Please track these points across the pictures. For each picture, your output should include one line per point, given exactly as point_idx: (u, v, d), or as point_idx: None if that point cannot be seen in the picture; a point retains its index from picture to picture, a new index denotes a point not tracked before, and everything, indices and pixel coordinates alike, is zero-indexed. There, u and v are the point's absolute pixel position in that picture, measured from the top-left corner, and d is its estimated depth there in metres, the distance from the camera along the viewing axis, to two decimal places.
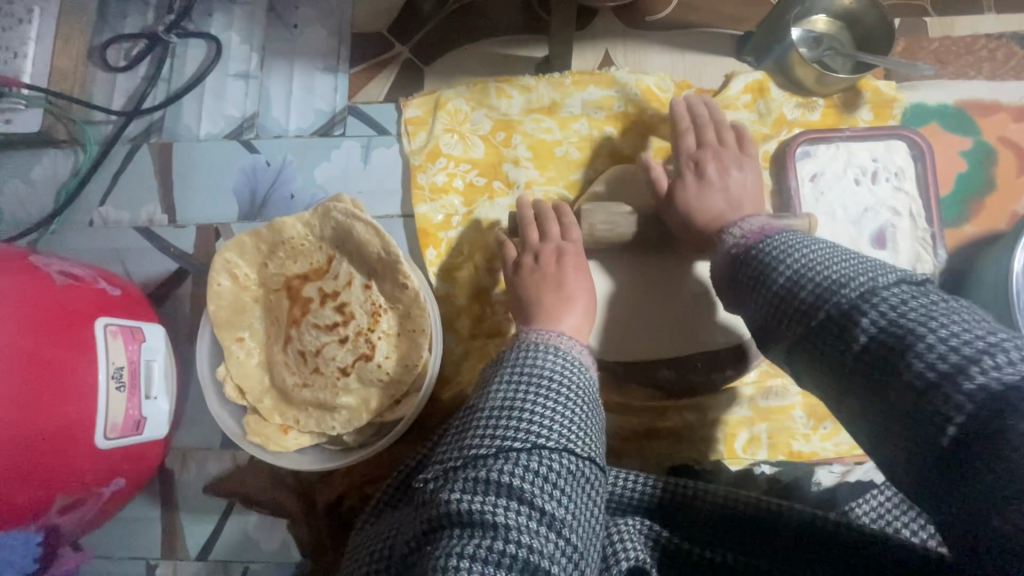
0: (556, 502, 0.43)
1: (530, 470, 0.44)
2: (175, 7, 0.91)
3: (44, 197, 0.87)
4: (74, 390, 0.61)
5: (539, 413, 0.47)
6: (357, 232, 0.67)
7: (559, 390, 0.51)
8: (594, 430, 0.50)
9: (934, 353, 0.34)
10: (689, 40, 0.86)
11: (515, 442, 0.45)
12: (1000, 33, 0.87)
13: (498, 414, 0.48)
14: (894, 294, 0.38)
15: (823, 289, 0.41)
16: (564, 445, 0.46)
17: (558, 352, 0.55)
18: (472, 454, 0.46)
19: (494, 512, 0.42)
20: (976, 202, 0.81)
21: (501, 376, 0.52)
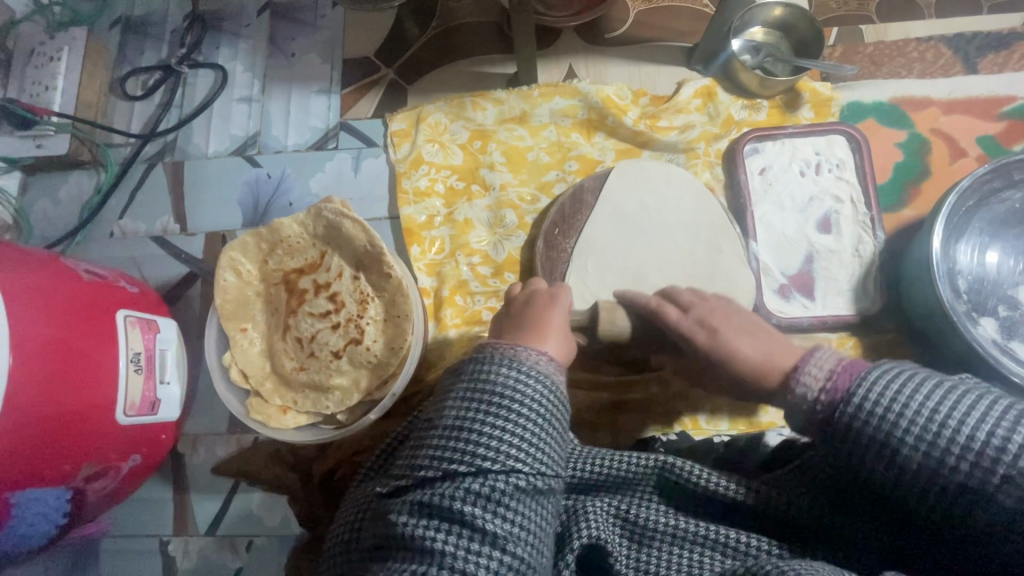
0: (499, 519, 0.50)
1: (473, 493, 0.50)
2: (187, 43, 1.03)
3: (70, 212, 0.97)
4: (100, 370, 0.69)
5: (486, 436, 0.52)
6: (346, 228, 0.76)
7: (509, 406, 0.53)
8: (545, 437, 0.53)
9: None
10: (644, 53, 0.96)
11: (461, 468, 0.51)
12: (929, 36, 0.95)
13: (449, 435, 0.53)
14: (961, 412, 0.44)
15: (967, 454, 0.42)
16: (507, 467, 0.51)
17: (514, 363, 0.55)
18: (423, 476, 0.52)
19: (435, 537, 0.50)
20: (913, 187, 0.88)
21: (457, 393, 0.55)
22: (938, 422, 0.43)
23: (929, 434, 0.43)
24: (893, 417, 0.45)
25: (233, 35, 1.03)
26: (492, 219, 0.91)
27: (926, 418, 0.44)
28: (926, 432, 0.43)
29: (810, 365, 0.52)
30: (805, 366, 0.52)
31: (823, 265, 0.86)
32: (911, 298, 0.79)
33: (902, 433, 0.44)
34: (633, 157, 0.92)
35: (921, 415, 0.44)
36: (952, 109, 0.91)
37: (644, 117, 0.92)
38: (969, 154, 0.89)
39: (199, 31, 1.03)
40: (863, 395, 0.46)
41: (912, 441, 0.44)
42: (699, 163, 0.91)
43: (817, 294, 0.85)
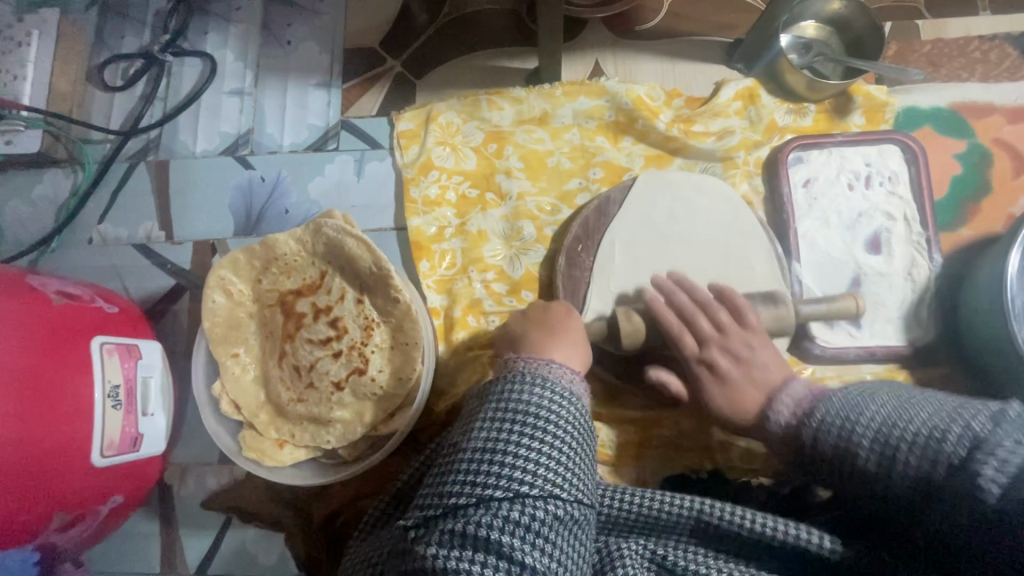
0: (538, 552, 0.43)
1: (509, 522, 0.44)
2: (171, 28, 0.93)
3: (44, 215, 0.88)
4: (66, 412, 0.61)
5: (521, 459, 0.47)
6: (348, 247, 0.68)
7: (545, 429, 0.49)
8: (581, 464, 0.49)
9: (994, 467, 0.40)
10: (678, 48, 0.87)
11: (495, 492, 0.45)
12: (992, 34, 0.86)
13: (482, 459, 0.47)
14: (1002, 447, 0.40)
15: (926, 458, 0.44)
16: (546, 492, 0.45)
17: (547, 381, 0.52)
18: (452, 504, 0.46)
19: (471, 569, 0.42)
20: (972, 204, 0.80)
21: (486, 415, 0.51)
22: (899, 428, 0.46)
23: (898, 445, 0.46)
24: (858, 428, 0.49)
25: (222, 19, 0.93)
26: (508, 231, 0.82)
27: (885, 436, 0.47)
28: (888, 441, 0.47)
29: (782, 394, 0.60)
30: (777, 401, 0.60)
31: (872, 288, 0.78)
32: (973, 330, 0.71)
33: (863, 436, 0.48)
34: (664, 165, 0.83)
35: (880, 424, 0.48)
36: (1018, 117, 0.82)
37: (678, 120, 0.83)
38: None
39: (184, 13, 0.93)
40: (822, 422, 0.53)
41: (874, 448, 0.47)
42: (737, 173, 0.82)
43: (864, 321, 0.77)
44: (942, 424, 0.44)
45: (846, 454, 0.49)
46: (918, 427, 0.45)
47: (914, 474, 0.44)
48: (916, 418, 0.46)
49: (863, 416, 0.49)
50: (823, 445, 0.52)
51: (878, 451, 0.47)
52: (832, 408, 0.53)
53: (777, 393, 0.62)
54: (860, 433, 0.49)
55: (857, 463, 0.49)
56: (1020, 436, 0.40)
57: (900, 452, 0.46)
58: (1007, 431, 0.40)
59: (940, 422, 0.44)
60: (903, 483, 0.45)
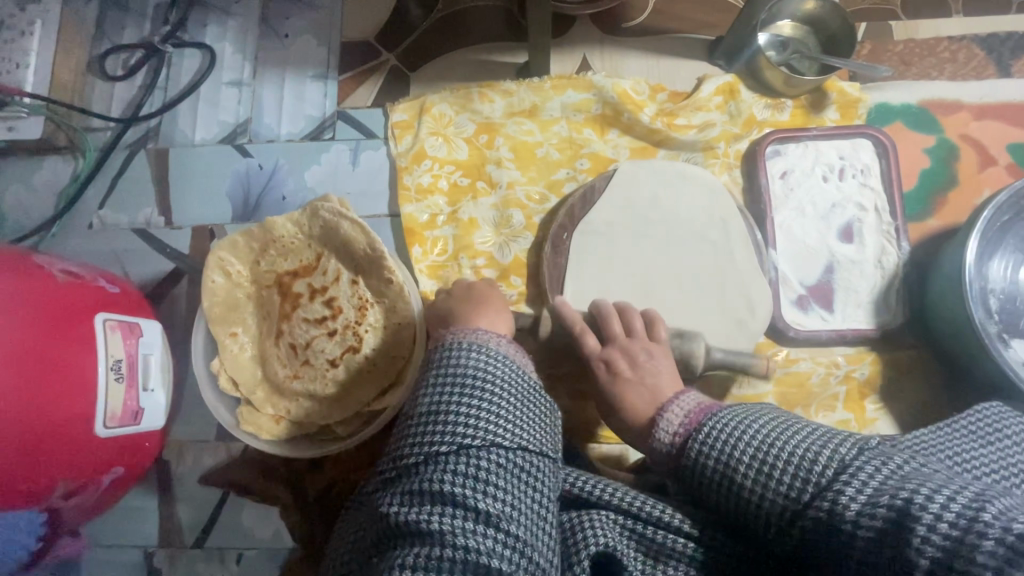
0: (489, 498, 0.46)
1: (459, 474, 0.47)
2: (171, 20, 0.96)
3: (45, 200, 0.91)
4: (77, 382, 0.64)
5: (463, 416, 0.49)
6: (344, 230, 0.70)
7: (482, 387, 0.51)
8: (522, 414, 0.52)
9: (937, 518, 0.38)
10: (662, 46, 0.90)
11: (441, 448, 0.48)
12: (960, 35, 0.91)
13: (428, 421, 0.50)
14: (868, 468, 0.44)
15: (801, 475, 0.47)
16: (488, 442, 0.48)
17: (481, 346, 0.55)
18: (407, 464, 0.49)
19: (430, 519, 0.45)
20: (940, 196, 0.85)
21: (429, 381, 0.53)
22: (772, 450, 0.49)
23: (776, 467, 0.48)
24: (739, 441, 0.51)
25: (221, 13, 0.96)
26: (498, 219, 0.86)
27: (762, 449, 0.50)
28: (764, 462, 0.49)
29: (670, 408, 0.59)
30: (667, 412, 0.59)
31: (844, 275, 0.82)
32: (938, 314, 0.75)
33: (742, 464, 0.50)
34: (649, 157, 0.86)
35: (756, 445, 0.50)
36: (983, 114, 0.87)
37: (661, 114, 0.87)
38: (999, 163, 0.85)
39: (184, 7, 0.96)
40: (710, 432, 0.54)
41: (754, 468, 0.49)
42: (717, 164, 0.86)
43: (836, 306, 0.81)
44: (817, 448, 0.48)
45: (726, 477, 0.51)
46: (792, 451, 0.48)
47: (785, 498, 0.47)
48: (795, 441, 0.49)
49: (745, 433, 0.52)
50: (704, 473, 0.52)
51: (755, 476, 0.49)
52: (720, 421, 0.54)
53: (664, 403, 0.60)
54: (742, 449, 0.51)
55: (740, 493, 0.50)
56: (943, 492, 0.40)
57: (777, 473, 0.48)
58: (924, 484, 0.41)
59: (815, 445, 0.48)
60: (775, 510, 0.48)
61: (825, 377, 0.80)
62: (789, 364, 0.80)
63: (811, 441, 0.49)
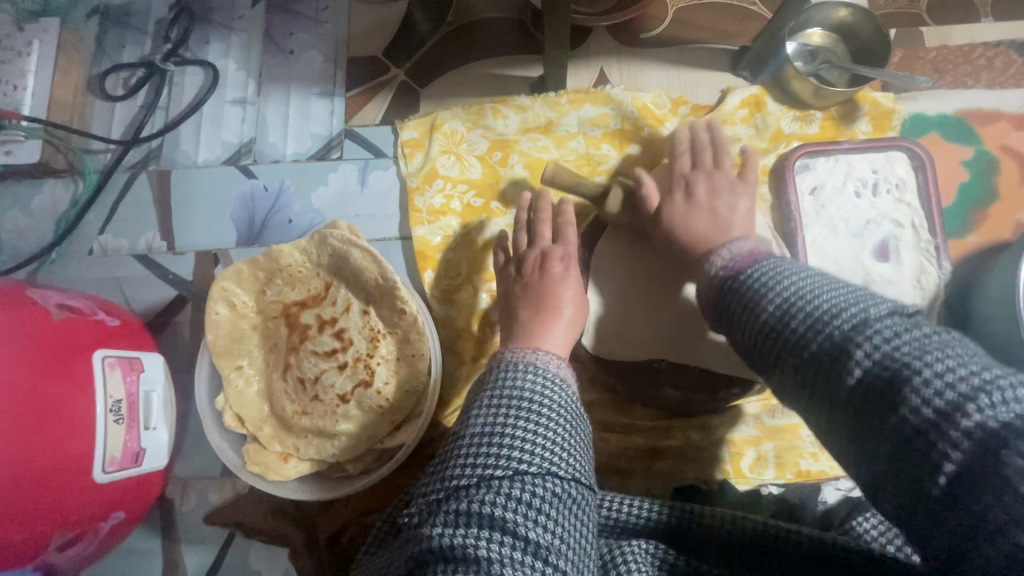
0: (541, 528, 0.40)
1: (512, 498, 0.41)
2: (172, 37, 0.93)
3: (44, 226, 0.87)
4: (72, 426, 0.60)
5: (519, 438, 0.45)
6: (353, 258, 0.67)
7: (541, 413, 0.48)
8: (580, 447, 0.48)
9: (930, 390, 0.29)
10: (682, 56, 0.86)
11: (496, 471, 0.43)
12: (997, 41, 0.86)
13: (480, 441, 0.45)
14: (890, 329, 0.32)
15: (805, 448, 0.43)
16: (545, 469, 0.43)
17: (538, 369, 0.52)
18: (453, 486, 0.43)
19: (477, 545, 0.39)
20: (981, 211, 0.80)
21: (482, 403, 0.49)
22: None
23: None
24: (776, 287, 0.40)
25: (224, 28, 0.93)
26: None
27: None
28: (794, 303, 0.38)
29: (720, 251, 0.51)
30: (715, 253, 0.50)
31: (881, 297, 0.78)
32: (984, 338, 0.71)
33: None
34: None
35: (797, 289, 0.39)
36: None
37: None
38: None
39: (185, 23, 0.93)
40: (746, 280, 0.44)
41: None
42: None
43: None
44: (851, 300, 0.35)
45: (752, 308, 0.41)
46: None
47: (799, 343, 0.36)
48: (829, 289, 0.37)
49: (786, 280, 0.40)
50: (735, 303, 0.43)
51: (780, 313, 0.38)
52: (767, 267, 0.43)
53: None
54: (772, 296, 0.40)
55: (760, 320, 0.40)
56: (906, 328, 0.32)
57: (795, 317, 0.37)
58: (901, 321, 0.33)
59: (850, 297, 0.36)
60: (789, 347, 0.37)
61: None
62: None
63: (841, 292, 0.36)
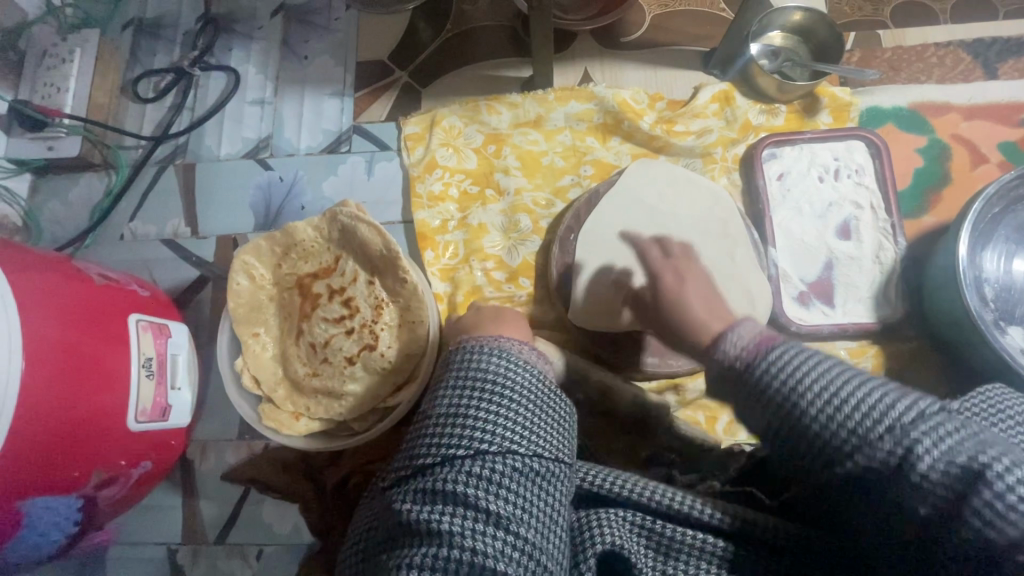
0: (501, 500, 0.47)
1: (472, 476, 0.47)
2: (199, 46, 1.03)
3: (80, 215, 0.96)
4: (112, 376, 0.68)
5: (479, 420, 0.50)
6: (361, 233, 0.75)
7: (501, 394, 0.52)
8: (543, 423, 0.52)
9: (1006, 484, 0.35)
10: (659, 58, 0.95)
11: (457, 451, 0.49)
12: (947, 41, 0.95)
13: (444, 423, 0.51)
14: (942, 426, 0.37)
15: (872, 426, 0.39)
16: (503, 448, 0.48)
17: (503, 352, 0.55)
18: (422, 464, 0.50)
19: (440, 520, 0.46)
20: (934, 193, 0.87)
21: (448, 385, 0.54)
22: (846, 399, 0.40)
23: (843, 418, 0.40)
24: (808, 390, 0.42)
25: (245, 37, 1.03)
26: (506, 223, 0.89)
27: (834, 394, 0.41)
28: (839, 399, 0.41)
29: (738, 327, 0.49)
30: (729, 334, 0.49)
31: (843, 272, 0.84)
32: (935, 304, 0.77)
33: (809, 404, 0.41)
34: None
35: (825, 386, 0.41)
36: (972, 115, 0.90)
37: (661, 121, 0.91)
38: (991, 161, 0.88)
39: (211, 33, 1.03)
40: (771, 369, 0.44)
41: (823, 419, 0.41)
42: (716, 168, 0.90)
43: (837, 301, 0.83)
44: (898, 396, 0.39)
45: (788, 404, 0.42)
46: (866, 400, 0.40)
47: (857, 435, 0.39)
48: (869, 381, 0.41)
49: (812, 369, 0.42)
50: (766, 390, 0.44)
51: (826, 414, 0.41)
52: (795, 355, 0.44)
53: (720, 331, 0.50)
54: (808, 386, 0.42)
55: (799, 421, 0.42)
56: (958, 424, 0.38)
57: (853, 412, 0.40)
58: (950, 418, 0.38)
59: (897, 394, 0.40)
60: (837, 444, 0.40)
61: None
62: None
63: (891, 390, 0.40)
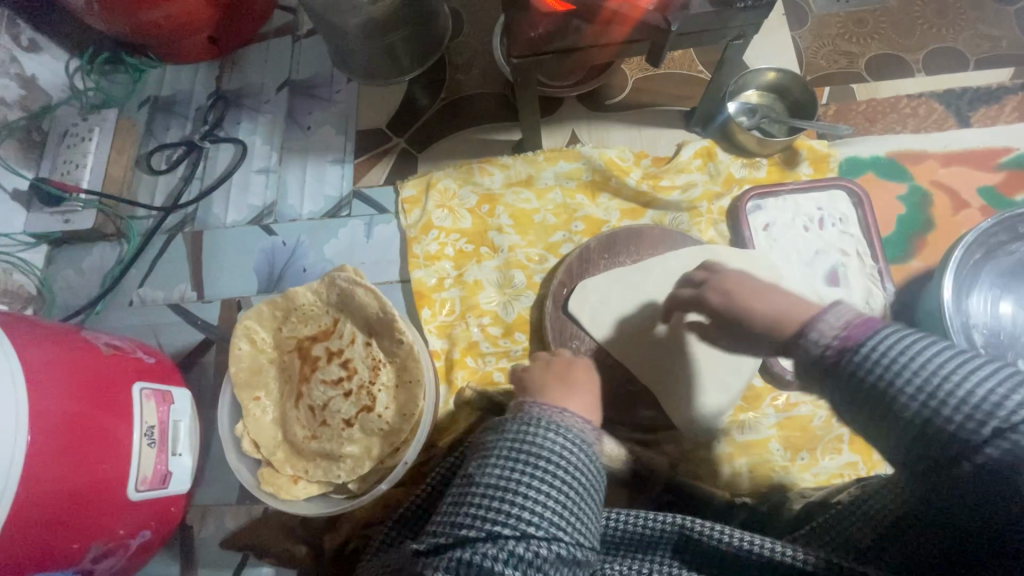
0: None
1: (514, 556, 0.47)
2: (210, 120, 1.09)
3: (92, 282, 1.00)
4: (115, 446, 0.70)
5: (528, 500, 0.49)
6: (358, 296, 0.77)
7: (552, 474, 0.51)
8: (587, 507, 0.52)
9: None
10: (644, 117, 1.00)
11: (504, 530, 0.48)
12: (919, 93, 0.99)
13: (492, 496, 0.50)
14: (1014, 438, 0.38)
15: (975, 413, 0.39)
16: (550, 533, 0.48)
17: (562, 428, 0.54)
18: (462, 535, 0.49)
19: None
20: (918, 239, 0.89)
21: (499, 452, 0.53)
22: (951, 383, 0.40)
23: (944, 401, 0.40)
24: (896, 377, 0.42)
25: (253, 111, 1.10)
26: (502, 279, 0.92)
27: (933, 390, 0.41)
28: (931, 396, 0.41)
29: (827, 319, 0.48)
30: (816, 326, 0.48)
31: None
32: None
33: (904, 385, 0.42)
34: (638, 217, 0.94)
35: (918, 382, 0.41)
36: (950, 162, 0.93)
37: (647, 176, 0.95)
38: (972, 205, 0.90)
39: (221, 108, 1.10)
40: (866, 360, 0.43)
41: (923, 403, 0.41)
42: (703, 220, 0.92)
43: None
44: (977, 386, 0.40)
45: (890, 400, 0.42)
46: (970, 387, 0.40)
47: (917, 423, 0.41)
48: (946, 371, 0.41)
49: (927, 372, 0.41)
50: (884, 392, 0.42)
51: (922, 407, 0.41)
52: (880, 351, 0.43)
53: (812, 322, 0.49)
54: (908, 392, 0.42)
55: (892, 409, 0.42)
56: None
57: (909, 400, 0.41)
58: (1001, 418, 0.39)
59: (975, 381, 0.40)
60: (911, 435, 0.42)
61: (827, 418, 0.82)
62: (789, 408, 0.83)
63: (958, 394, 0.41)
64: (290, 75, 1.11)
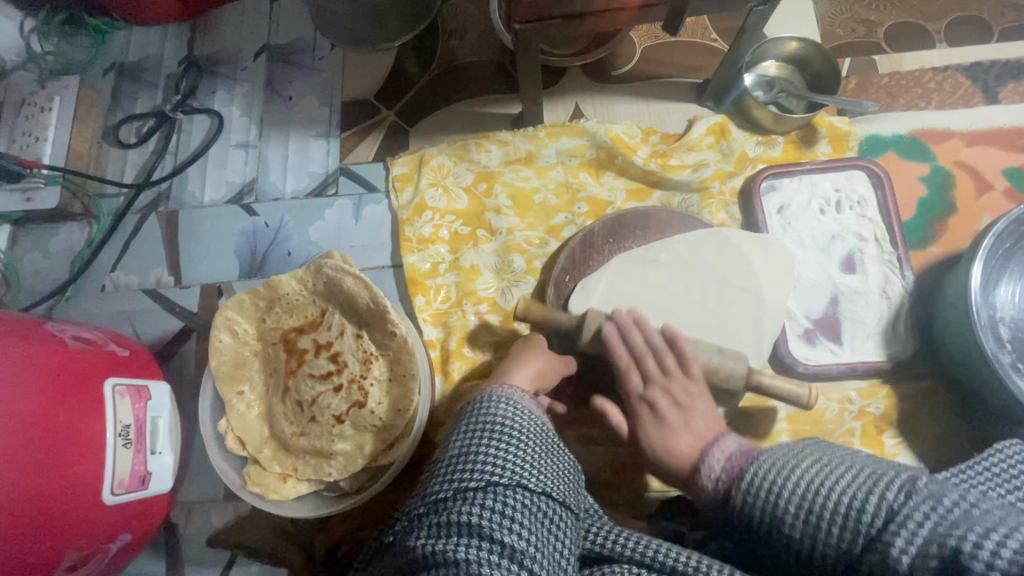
0: (514, 533, 0.47)
1: (486, 508, 0.48)
2: (182, 89, 1.01)
3: (60, 266, 0.93)
4: (86, 448, 0.65)
5: (491, 456, 0.51)
6: (347, 285, 0.72)
7: (510, 435, 0.53)
8: (551, 467, 0.53)
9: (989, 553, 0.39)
10: (651, 90, 0.93)
11: (471, 483, 0.49)
12: (945, 65, 0.93)
13: (457, 460, 0.52)
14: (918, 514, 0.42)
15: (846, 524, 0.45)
16: (516, 481, 0.49)
17: (507, 396, 0.58)
18: (434, 498, 0.49)
19: (457, 549, 0.46)
20: (939, 223, 0.85)
21: (460, 427, 0.55)
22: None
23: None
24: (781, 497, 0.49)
25: (229, 79, 1.01)
26: (499, 264, 0.86)
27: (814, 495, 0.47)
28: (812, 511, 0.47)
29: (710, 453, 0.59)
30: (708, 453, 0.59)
31: (850, 307, 0.81)
32: (947, 344, 0.73)
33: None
34: (645, 198, 0.88)
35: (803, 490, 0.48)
36: (975, 141, 0.88)
37: (655, 155, 0.88)
38: (997, 188, 0.86)
39: (193, 76, 1.01)
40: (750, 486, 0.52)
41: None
42: (713, 203, 0.87)
43: (844, 338, 0.80)
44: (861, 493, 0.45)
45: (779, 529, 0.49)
46: (838, 499, 0.46)
47: (836, 547, 0.45)
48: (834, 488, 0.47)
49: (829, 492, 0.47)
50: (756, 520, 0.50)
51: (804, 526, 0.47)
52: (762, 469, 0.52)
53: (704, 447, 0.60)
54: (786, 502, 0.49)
55: (785, 536, 0.48)
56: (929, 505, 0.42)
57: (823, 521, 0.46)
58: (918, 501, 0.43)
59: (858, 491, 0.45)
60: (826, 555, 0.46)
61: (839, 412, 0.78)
62: None
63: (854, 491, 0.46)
64: (268, 40, 1.02)
